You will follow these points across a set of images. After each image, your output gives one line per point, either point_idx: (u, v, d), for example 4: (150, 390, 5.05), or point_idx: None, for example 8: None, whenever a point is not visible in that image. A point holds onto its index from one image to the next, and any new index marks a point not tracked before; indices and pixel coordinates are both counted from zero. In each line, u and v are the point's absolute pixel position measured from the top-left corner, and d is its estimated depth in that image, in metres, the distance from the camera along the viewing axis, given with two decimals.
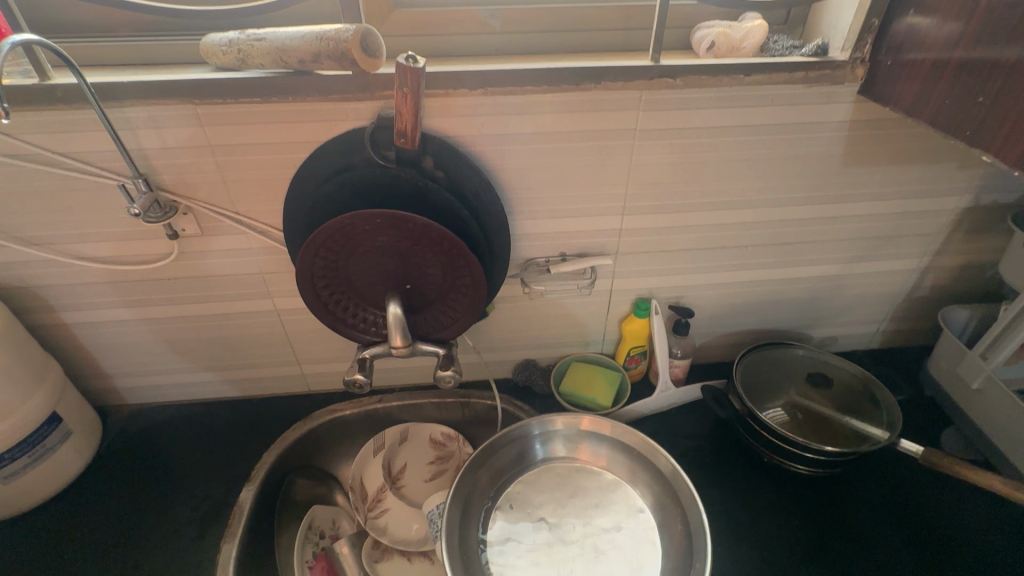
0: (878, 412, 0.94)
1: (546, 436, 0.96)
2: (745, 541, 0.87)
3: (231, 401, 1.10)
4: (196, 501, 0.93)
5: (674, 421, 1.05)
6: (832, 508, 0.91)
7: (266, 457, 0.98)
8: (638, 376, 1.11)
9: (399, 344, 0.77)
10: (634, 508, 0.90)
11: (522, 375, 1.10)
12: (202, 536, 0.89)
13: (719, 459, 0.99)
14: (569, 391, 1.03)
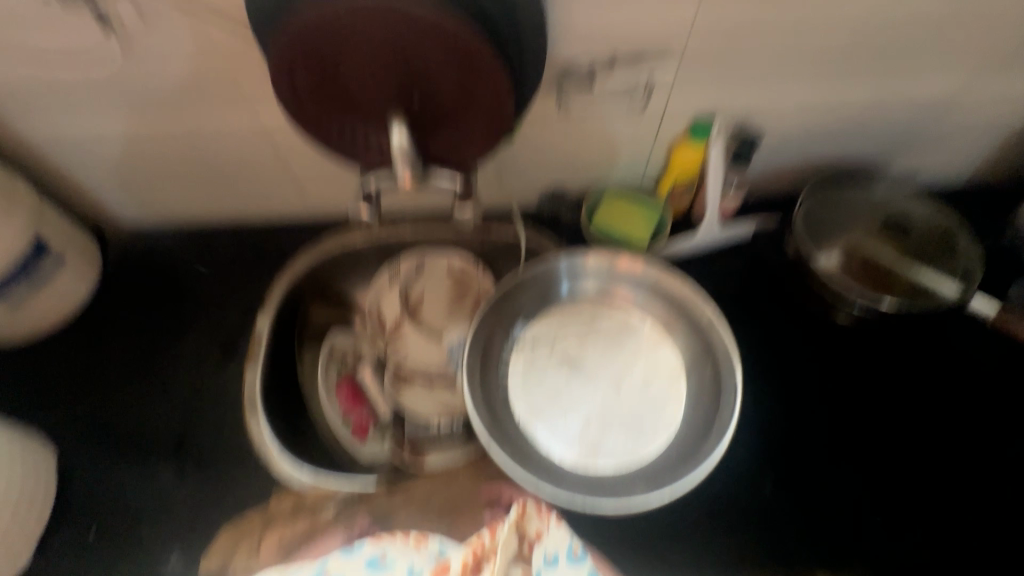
0: (947, 262, 0.85)
1: (574, 273, 0.89)
2: (769, 387, 0.86)
3: (231, 224, 1.01)
4: (213, 327, 0.92)
5: (711, 262, 0.96)
6: (867, 358, 0.88)
7: (277, 286, 0.94)
8: (681, 211, 0.97)
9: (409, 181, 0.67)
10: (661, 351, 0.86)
11: (548, 205, 0.98)
12: (225, 362, 0.89)
13: (757, 304, 0.92)
14: (601, 227, 0.93)
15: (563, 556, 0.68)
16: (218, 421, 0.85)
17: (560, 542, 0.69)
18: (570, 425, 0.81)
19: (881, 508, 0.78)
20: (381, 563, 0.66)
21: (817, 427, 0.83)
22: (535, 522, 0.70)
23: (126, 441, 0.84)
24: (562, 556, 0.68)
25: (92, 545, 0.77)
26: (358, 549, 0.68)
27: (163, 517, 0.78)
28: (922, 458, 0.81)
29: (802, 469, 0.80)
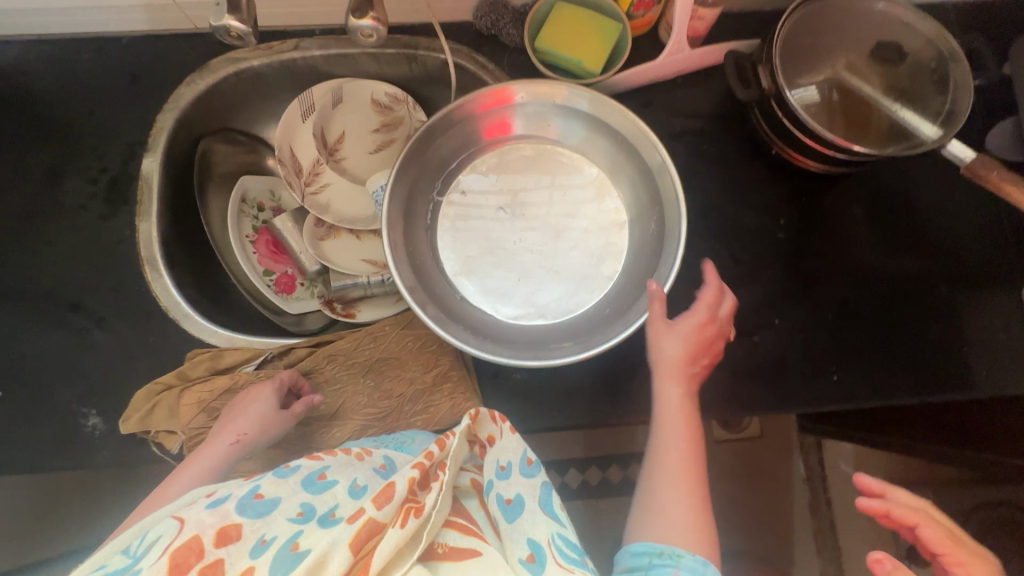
0: (941, 96, 0.73)
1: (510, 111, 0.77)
2: (716, 237, 0.81)
3: (94, 39, 0.81)
4: (92, 170, 0.79)
5: (673, 96, 0.83)
6: (819, 210, 0.82)
7: (161, 120, 0.79)
8: (647, 27, 0.81)
9: None
10: (603, 202, 0.79)
11: (487, 20, 0.81)
12: (113, 213, 0.78)
13: (716, 148, 0.83)
14: (548, 50, 0.77)
15: (519, 467, 0.61)
16: (116, 278, 0.76)
17: (515, 450, 0.62)
18: (500, 280, 0.76)
19: (810, 357, 0.77)
20: (320, 478, 0.55)
21: (760, 281, 0.79)
22: (488, 427, 0.62)
23: (14, 301, 0.76)
24: (517, 465, 0.61)
25: None
26: (291, 468, 0.55)
27: (69, 378, 0.73)
28: (855, 309, 0.80)
29: (738, 320, 0.78)
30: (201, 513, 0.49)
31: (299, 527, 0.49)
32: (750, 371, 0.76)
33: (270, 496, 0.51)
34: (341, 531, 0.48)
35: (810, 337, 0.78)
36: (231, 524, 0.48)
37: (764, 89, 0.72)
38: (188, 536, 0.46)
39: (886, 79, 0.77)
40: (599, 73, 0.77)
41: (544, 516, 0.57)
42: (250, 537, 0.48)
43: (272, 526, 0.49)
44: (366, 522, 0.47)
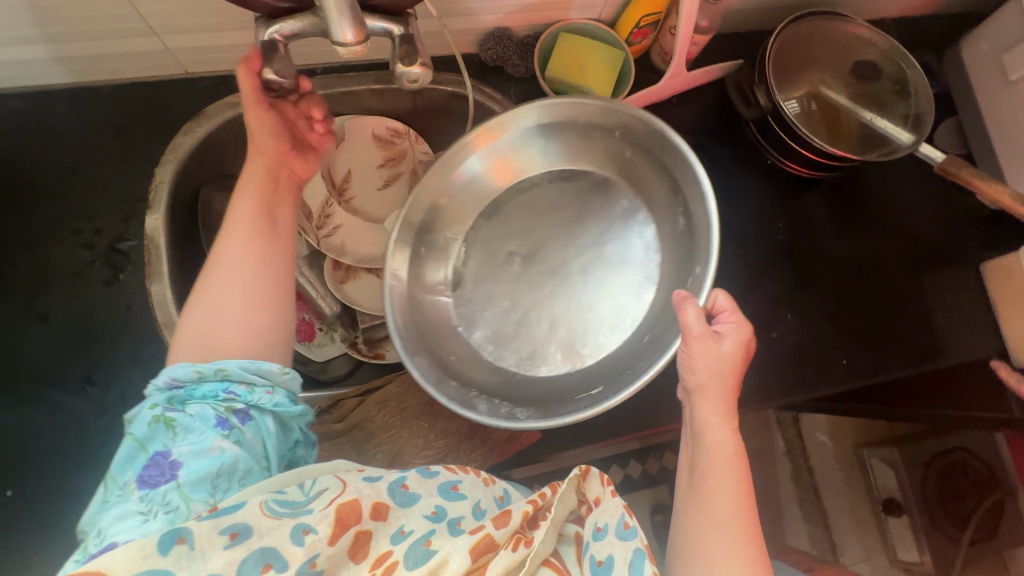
0: (903, 102, 0.83)
1: (523, 143, 0.79)
2: (725, 244, 0.87)
3: (70, 90, 0.74)
4: (86, 233, 0.72)
5: (670, 115, 0.89)
6: (806, 213, 0.90)
7: (160, 174, 0.73)
8: (639, 53, 0.86)
9: (355, 39, 0.48)
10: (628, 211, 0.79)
11: (492, 52, 0.82)
12: (117, 278, 0.72)
13: (714, 162, 0.89)
14: (559, 80, 0.81)
15: (614, 528, 0.53)
16: (129, 346, 0.70)
17: (614, 513, 0.54)
18: (523, 341, 0.75)
19: (817, 343, 0.85)
20: (454, 488, 0.56)
21: (768, 282, 0.86)
22: (598, 486, 0.57)
23: (12, 387, 0.68)
24: (614, 527, 0.53)
25: (8, 504, 0.67)
26: (433, 472, 0.57)
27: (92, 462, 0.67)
28: (851, 297, 0.88)
29: (755, 320, 0.84)
30: (359, 483, 0.52)
31: (432, 526, 0.52)
32: (771, 366, 0.82)
33: (412, 491, 0.54)
34: (461, 539, 0.50)
35: (818, 326, 0.86)
36: (382, 503, 0.51)
37: (762, 107, 0.79)
38: (347, 498, 0.50)
39: (858, 87, 0.85)
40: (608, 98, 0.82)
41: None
42: (393, 525, 0.51)
43: (409, 520, 0.52)
44: (483, 536, 0.49)
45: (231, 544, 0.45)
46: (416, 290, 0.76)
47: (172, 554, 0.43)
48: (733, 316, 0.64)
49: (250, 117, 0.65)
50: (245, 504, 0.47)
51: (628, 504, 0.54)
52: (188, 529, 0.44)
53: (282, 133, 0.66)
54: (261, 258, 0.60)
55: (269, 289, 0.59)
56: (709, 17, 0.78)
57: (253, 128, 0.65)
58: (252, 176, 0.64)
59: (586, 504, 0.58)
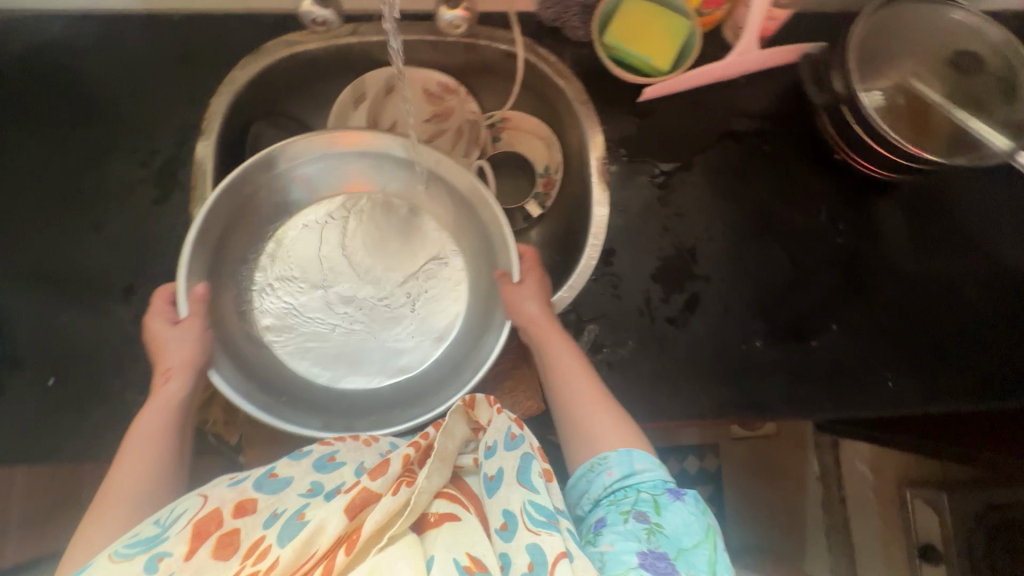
0: (1007, 107, 0.73)
1: (286, 182, 0.72)
2: (774, 241, 0.80)
3: (144, 16, 0.78)
4: (144, 153, 0.76)
5: (734, 96, 0.83)
6: (873, 217, 0.82)
7: (215, 104, 0.76)
8: (709, 26, 0.80)
9: None
10: (379, 243, 0.77)
11: (552, 11, 0.78)
12: (165, 198, 0.76)
13: (779, 150, 0.82)
14: (616, 46, 0.76)
15: (502, 443, 0.54)
16: (169, 263, 0.74)
17: (500, 429, 0.56)
18: (376, 351, 0.74)
19: (861, 360, 0.77)
20: (329, 460, 0.51)
21: (818, 286, 0.79)
22: (487, 410, 0.58)
23: (64, 286, 0.74)
24: (503, 443, 0.55)
25: (50, 392, 0.70)
26: (304, 452, 0.52)
27: (123, 366, 0.71)
28: (904, 310, 0.80)
29: (795, 325, 0.77)
30: (222, 489, 0.48)
31: (306, 501, 0.46)
32: (804, 377, 0.76)
33: (283, 475, 0.49)
34: (336, 502, 0.45)
35: (867, 343, 0.78)
36: (249, 499, 0.46)
37: (838, 94, 0.72)
38: (209, 508, 0.45)
39: (956, 85, 0.76)
40: (667, 71, 0.77)
41: (523, 488, 0.50)
42: (264, 511, 0.45)
43: (284, 501, 0.46)
44: (356, 492, 0.45)
45: None
46: (253, 372, 0.69)
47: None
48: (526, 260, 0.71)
49: (163, 332, 0.62)
50: (90, 565, 0.42)
51: (515, 417, 0.57)
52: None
53: (202, 335, 0.63)
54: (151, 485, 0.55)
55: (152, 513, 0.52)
56: None
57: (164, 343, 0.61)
58: (162, 397, 0.60)
59: (480, 430, 0.58)
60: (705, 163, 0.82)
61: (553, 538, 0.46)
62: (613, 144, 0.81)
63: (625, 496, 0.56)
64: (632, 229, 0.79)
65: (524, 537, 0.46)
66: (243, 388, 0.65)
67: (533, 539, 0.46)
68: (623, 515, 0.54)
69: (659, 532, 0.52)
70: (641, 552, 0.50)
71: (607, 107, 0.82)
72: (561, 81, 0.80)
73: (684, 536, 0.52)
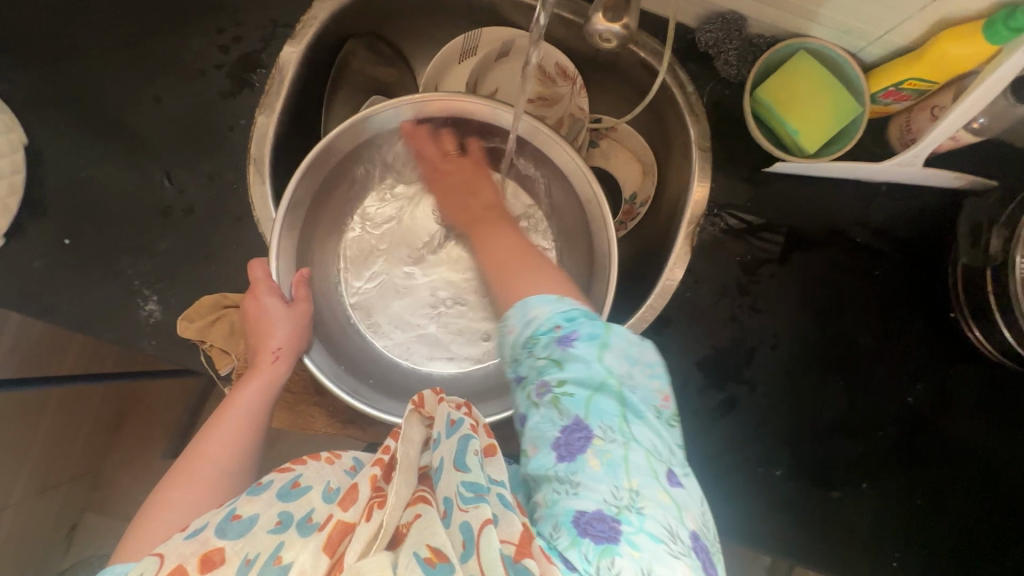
0: None
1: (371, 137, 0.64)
2: (841, 372, 0.72)
3: None
4: (227, 36, 0.69)
5: (865, 202, 0.73)
6: (964, 394, 0.71)
7: (316, 9, 0.67)
8: (878, 114, 0.69)
9: None
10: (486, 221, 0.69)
11: (710, 36, 0.68)
12: (235, 92, 0.70)
13: (888, 283, 0.73)
14: (764, 105, 0.66)
15: (443, 432, 0.44)
16: (218, 164, 0.69)
17: (442, 419, 0.45)
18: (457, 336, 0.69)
19: (880, 535, 0.70)
20: (294, 486, 0.40)
21: (869, 441, 0.71)
22: (436, 402, 0.47)
23: (108, 147, 0.69)
24: (443, 432, 0.43)
25: (63, 251, 0.67)
26: (263, 483, 0.40)
27: (140, 251, 0.68)
28: (953, 506, 0.70)
29: (827, 469, 0.71)
30: (181, 541, 0.37)
31: (282, 538, 0.36)
32: (809, 523, 0.70)
33: (247, 513, 0.38)
34: (313, 540, 0.36)
35: (894, 515, 0.70)
36: (215, 547, 0.36)
37: (989, 255, 0.62)
38: (168, 569, 0.35)
39: None
40: (809, 153, 0.67)
41: (460, 470, 0.40)
42: (234, 559, 0.35)
43: (253, 544, 0.36)
44: (334, 526, 0.36)
45: None
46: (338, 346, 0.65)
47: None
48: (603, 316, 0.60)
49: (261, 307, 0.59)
50: None
51: (460, 403, 0.46)
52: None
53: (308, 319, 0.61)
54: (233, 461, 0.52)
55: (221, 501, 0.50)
56: (990, 115, 0.60)
57: (268, 318, 0.58)
58: (266, 375, 0.57)
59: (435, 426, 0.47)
60: (802, 264, 0.73)
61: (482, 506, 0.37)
62: (715, 207, 0.72)
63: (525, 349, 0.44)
64: (698, 305, 0.71)
65: (456, 518, 0.37)
66: (332, 370, 0.62)
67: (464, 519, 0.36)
68: (531, 403, 0.42)
69: (634, 416, 0.40)
70: (563, 430, 0.40)
71: (725, 162, 0.72)
72: (689, 117, 0.69)
73: (592, 388, 0.41)
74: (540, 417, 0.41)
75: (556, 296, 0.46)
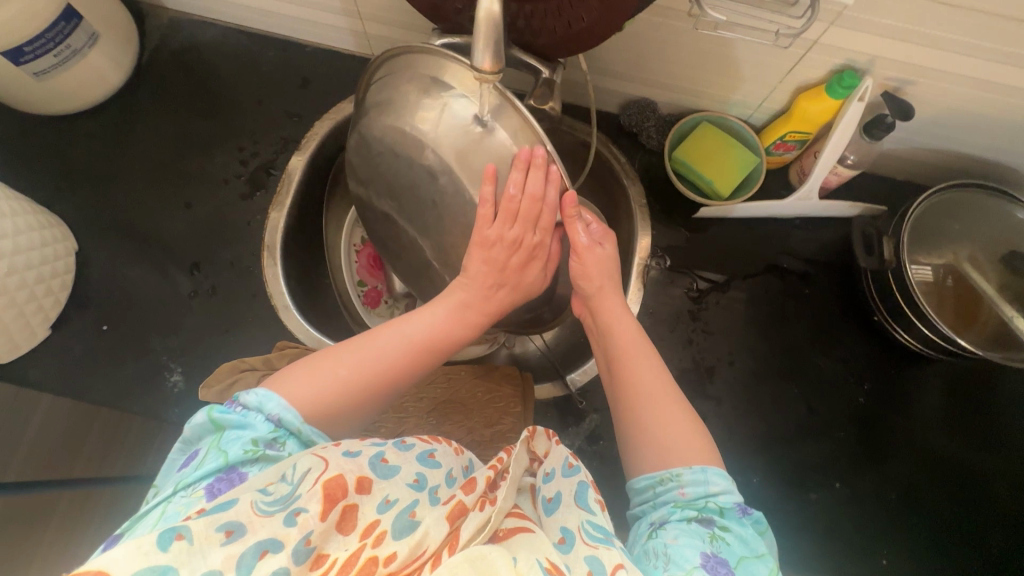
0: None
1: None
2: (794, 381, 0.80)
3: (282, 42, 0.89)
4: (246, 154, 0.86)
5: (785, 235, 0.86)
6: (904, 389, 0.80)
7: (320, 125, 0.84)
8: (777, 164, 0.85)
9: (487, 68, 0.48)
10: None
11: (632, 118, 0.85)
12: (252, 195, 0.85)
13: (822, 299, 0.84)
14: (682, 163, 0.82)
15: (560, 469, 0.52)
16: (237, 253, 0.82)
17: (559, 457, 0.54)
18: None
19: (862, 529, 0.75)
20: (429, 456, 0.48)
21: (834, 441, 0.78)
22: (544, 442, 0.54)
23: (144, 249, 0.82)
24: (561, 470, 0.52)
25: (101, 336, 0.77)
26: (406, 444, 0.48)
27: (168, 331, 0.78)
28: (919, 493, 0.77)
29: (802, 472, 0.77)
30: (340, 457, 0.42)
31: (415, 497, 0.43)
32: (791, 524, 0.75)
33: (393, 462, 0.45)
34: (437, 509, 0.42)
35: (870, 511, 0.76)
36: (366, 476, 0.42)
37: (885, 259, 0.74)
38: (331, 474, 0.40)
39: (1010, 281, 0.76)
40: (726, 197, 0.81)
41: (582, 511, 0.48)
42: (377, 495, 0.41)
43: (394, 489, 0.42)
44: (454, 503, 0.42)
45: (227, 543, 0.35)
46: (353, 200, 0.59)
47: (172, 552, 0.33)
48: (598, 219, 0.63)
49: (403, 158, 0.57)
50: (234, 501, 0.37)
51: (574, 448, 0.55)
52: (186, 523, 0.35)
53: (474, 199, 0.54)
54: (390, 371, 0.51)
55: (378, 396, 0.50)
56: (857, 153, 0.76)
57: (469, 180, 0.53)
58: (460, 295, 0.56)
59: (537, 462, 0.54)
60: (746, 292, 0.84)
61: (610, 551, 0.42)
62: (659, 250, 0.85)
63: (696, 501, 0.47)
64: (657, 333, 0.81)
65: (584, 551, 0.43)
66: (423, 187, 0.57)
67: (592, 552, 0.42)
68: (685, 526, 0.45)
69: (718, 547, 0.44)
70: (704, 553, 0.43)
71: (662, 214, 0.87)
72: (625, 180, 0.85)
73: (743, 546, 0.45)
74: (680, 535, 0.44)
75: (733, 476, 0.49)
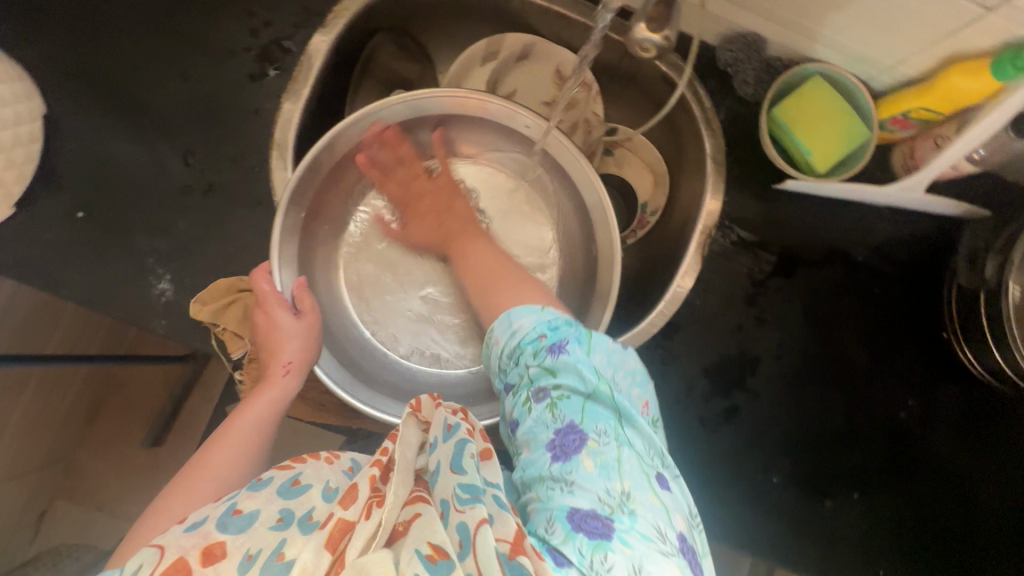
0: None
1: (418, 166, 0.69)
2: (835, 385, 0.75)
3: None
4: (257, 21, 0.69)
5: (866, 225, 0.75)
6: (951, 415, 0.74)
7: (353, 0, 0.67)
8: (884, 141, 0.73)
9: None
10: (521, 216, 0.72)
11: (731, 54, 0.70)
12: (263, 76, 0.70)
13: (890, 307, 0.76)
14: (780, 124, 0.69)
15: (440, 438, 0.42)
16: (242, 147, 0.69)
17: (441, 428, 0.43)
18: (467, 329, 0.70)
19: (869, 545, 0.74)
20: (296, 483, 0.38)
21: (861, 456, 0.75)
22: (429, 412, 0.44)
23: (128, 123, 0.68)
24: (442, 438, 0.42)
25: (76, 224, 0.66)
26: (264, 479, 0.39)
27: (154, 229, 0.67)
28: (934, 521, 0.74)
29: (824, 480, 0.74)
30: (180, 535, 0.35)
31: (283, 536, 0.34)
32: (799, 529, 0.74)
33: (248, 508, 0.36)
34: (314, 537, 0.34)
35: (880, 528, 0.74)
36: (217, 541, 0.34)
37: (986, 277, 0.67)
38: (170, 561, 0.33)
39: None
40: (821, 173, 0.70)
41: (456, 473, 0.38)
42: (236, 554, 0.33)
43: (255, 539, 0.34)
44: (334, 523, 0.34)
45: None
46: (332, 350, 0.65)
47: None
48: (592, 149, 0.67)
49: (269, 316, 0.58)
50: None
51: (457, 409, 0.44)
52: None
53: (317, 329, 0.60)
54: (259, 445, 0.53)
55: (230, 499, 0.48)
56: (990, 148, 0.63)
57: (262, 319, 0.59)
58: (277, 389, 0.56)
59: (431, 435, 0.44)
60: (808, 280, 0.75)
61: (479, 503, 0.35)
62: (727, 219, 0.75)
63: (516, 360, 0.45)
64: (706, 313, 0.74)
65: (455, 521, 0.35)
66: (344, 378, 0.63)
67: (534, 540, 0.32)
68: (524, 406, 0.43)
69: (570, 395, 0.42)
70: (552, 438, 0.41)
71: (739, 177, 0.75)
72: (705, 130, 0.71)
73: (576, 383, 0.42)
74: (532, 420, 0.42)
75: (536, 305, 0.48)
